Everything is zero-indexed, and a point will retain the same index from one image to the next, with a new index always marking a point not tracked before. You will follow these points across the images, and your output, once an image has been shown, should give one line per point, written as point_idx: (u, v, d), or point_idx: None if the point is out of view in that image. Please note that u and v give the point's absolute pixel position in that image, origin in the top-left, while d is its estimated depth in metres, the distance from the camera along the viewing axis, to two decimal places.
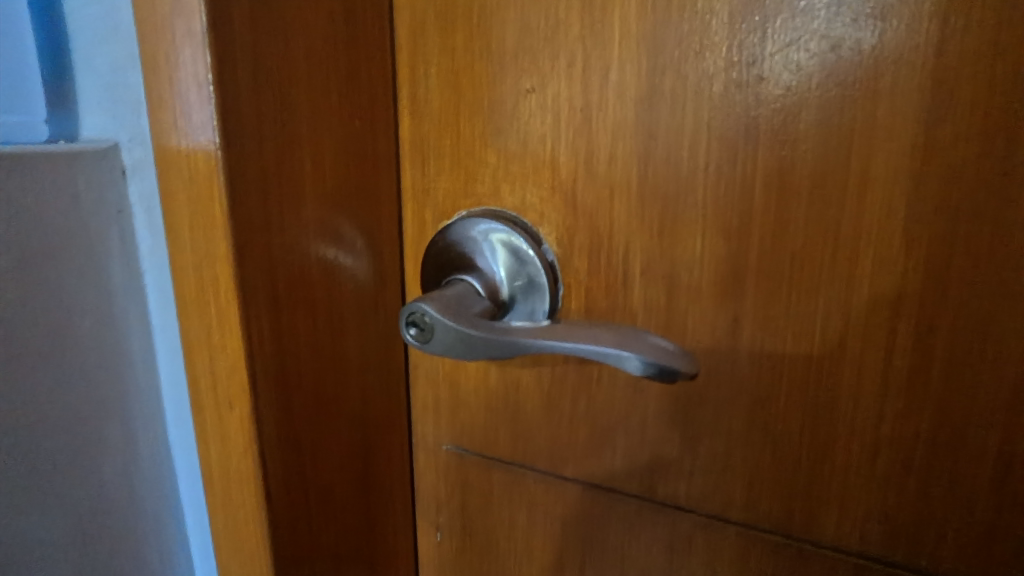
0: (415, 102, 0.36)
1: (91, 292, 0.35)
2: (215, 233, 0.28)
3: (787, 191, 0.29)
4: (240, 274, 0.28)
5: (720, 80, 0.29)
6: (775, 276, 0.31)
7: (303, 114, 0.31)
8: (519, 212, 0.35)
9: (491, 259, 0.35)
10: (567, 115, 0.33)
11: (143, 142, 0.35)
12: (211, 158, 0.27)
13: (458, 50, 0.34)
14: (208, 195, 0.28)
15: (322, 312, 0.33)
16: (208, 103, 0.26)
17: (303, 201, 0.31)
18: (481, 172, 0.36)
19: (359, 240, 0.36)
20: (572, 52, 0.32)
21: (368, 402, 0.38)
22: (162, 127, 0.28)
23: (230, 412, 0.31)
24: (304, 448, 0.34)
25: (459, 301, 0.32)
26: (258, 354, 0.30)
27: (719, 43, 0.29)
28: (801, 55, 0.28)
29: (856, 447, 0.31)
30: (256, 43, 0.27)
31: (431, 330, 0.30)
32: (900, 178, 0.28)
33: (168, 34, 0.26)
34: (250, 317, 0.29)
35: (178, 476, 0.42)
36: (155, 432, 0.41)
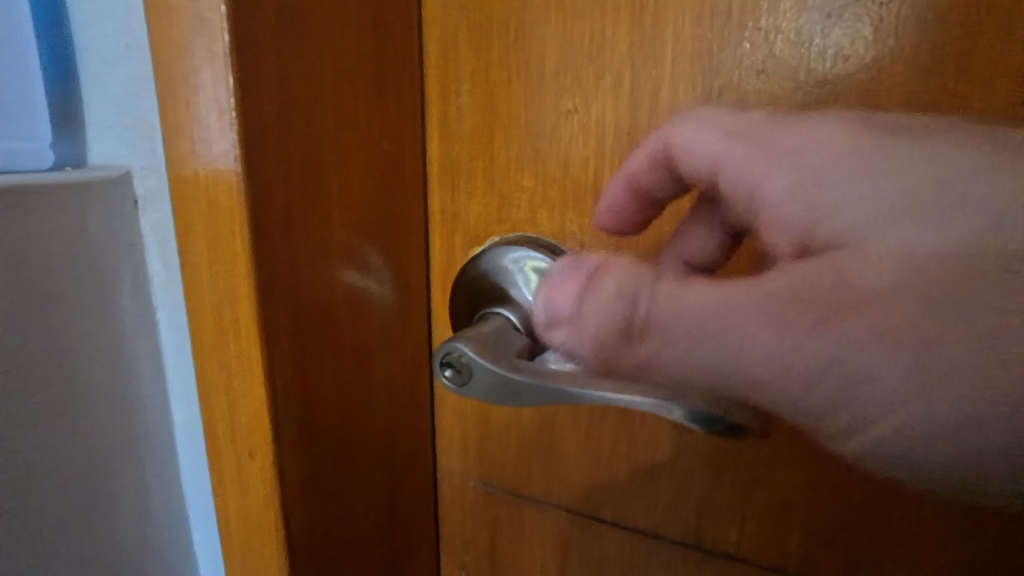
0: (445, 121, 0.34)
1: (101, 330, 0.33)
2: (237, 268, 0.26)
3: None
4: (264, 313, 0.26)
5: (786, 103, 0.27)
6: None
7: (330, 137, 0.28)
8: (559, 238, 0.33)
9: (526, 290, 0.32)
10: (612, 137, 0.30)
11: (157, 170, 0.32)
12: (233, 188, 0.25)
13: (493, 66, 0.32)
14: (230, 228, 0.25)
15: (348, 348, 0.31)
16: (230, 129, 0.24)
17: (329, 229, 0.29)
18: (516, 197, 0.33)
19: (386, 268, 0.33)
20: (619, 71, 0.29)
21: (394, 440, 0.36)
22: (179, 154, 0.26)
23: (252, 461, 0.29)
24: (329, 495, 0.31)
25: (498, 338, 0.30)
26: (282, 396, 0.28)
27: (785, 62, 0.27)
28: (878, 78, 0.26)
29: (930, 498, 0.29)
30: (281, 62, 0.25)
31: (469, 372, 0.28)
32: None
33: (187, 54, 0.24)
34: (273, 358, 0.27)
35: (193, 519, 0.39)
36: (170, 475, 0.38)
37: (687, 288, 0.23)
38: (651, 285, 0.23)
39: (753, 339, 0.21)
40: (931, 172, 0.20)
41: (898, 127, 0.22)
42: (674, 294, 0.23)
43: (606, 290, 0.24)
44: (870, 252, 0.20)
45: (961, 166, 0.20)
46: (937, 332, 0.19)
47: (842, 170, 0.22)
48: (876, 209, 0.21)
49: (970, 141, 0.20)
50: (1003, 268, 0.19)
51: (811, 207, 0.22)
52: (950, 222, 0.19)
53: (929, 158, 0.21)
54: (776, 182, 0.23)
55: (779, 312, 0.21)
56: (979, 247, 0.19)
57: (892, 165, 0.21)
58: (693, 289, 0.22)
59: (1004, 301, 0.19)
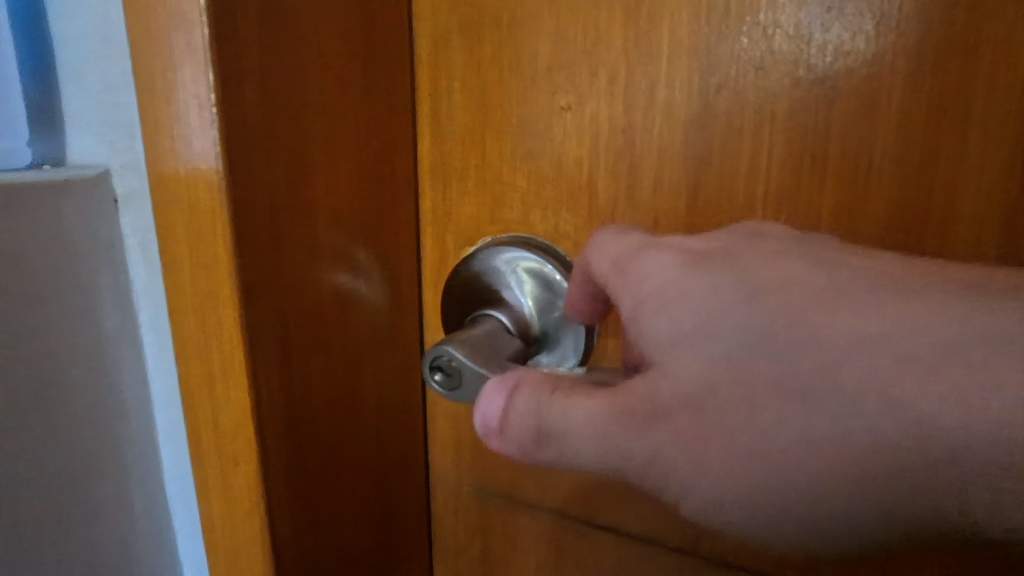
0: (437, 119, 0.33)
1: (81, 332, 0.32)
2: (220, 269, 0.25)
3: (857, 223, 0.27)
4: (248, 315, 0.25)
5: (785, 99, 0.26)
6: None
7: (317, 135, 0.27)
8: (552, 238, 0.32)
9: (519, 291, 0.32)
10: (607, 135, 0.30)
11: (137, 169, 0.32)
12: (214, 186, 0.24)
13: (485, 62, 0.31)
14: (211, 228, 0.25)
15: (337, 351, 0.30)
16: (211, 127, 0.23)
17: (316, 229, 0.28)
18: (510, 196, 0.32)
19: (376, 269, 0.32)
20: (613, 67, 0.29)
21: (385, 445, 0.35)
22: (161, 152, 0.25)
23: (236, 467, 0.28)
24: (316, 501, 0.30)
25: (489, 341, 0.29)
26: (266, 401, 0.27)
27: (783, 58, 0.26)
28: (878, 74, 0.25)
29: None
30: (265, 57, 0.24)
31: (460, 375, 0.27)
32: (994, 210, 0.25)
33: (166, 48, 0.23)
34: (257, 362, 0.26)
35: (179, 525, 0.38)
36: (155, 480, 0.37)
37: (566, 400, 0.24)
38: (541, 402, 0.24)
39: (619, 434, 0.23)
40: (742, 283, 0.23)
41: (727, 249, 0.24)
42: (564, 408, 0.24)
43: (521, 412, 0.24)
44: (681, 365, 0.23)
45: (771, 275, 0.23)
46: (778, 418, 0.21)
47: (688, 287, 0.23)
48: (710, 318, 0.23)
49: (768, 251, 0.24)
50: (794, 367, 0.22)
51: (653, 322, 0.24)
52: (757, 320, 0.22)
53: (743, 269, 0.23)
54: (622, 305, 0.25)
55: (633, 411, 0.23)
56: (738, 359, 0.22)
57: (716, 273, 0.23)
58: (567, 401, 0.24)
59: (780, 397, 0.22)
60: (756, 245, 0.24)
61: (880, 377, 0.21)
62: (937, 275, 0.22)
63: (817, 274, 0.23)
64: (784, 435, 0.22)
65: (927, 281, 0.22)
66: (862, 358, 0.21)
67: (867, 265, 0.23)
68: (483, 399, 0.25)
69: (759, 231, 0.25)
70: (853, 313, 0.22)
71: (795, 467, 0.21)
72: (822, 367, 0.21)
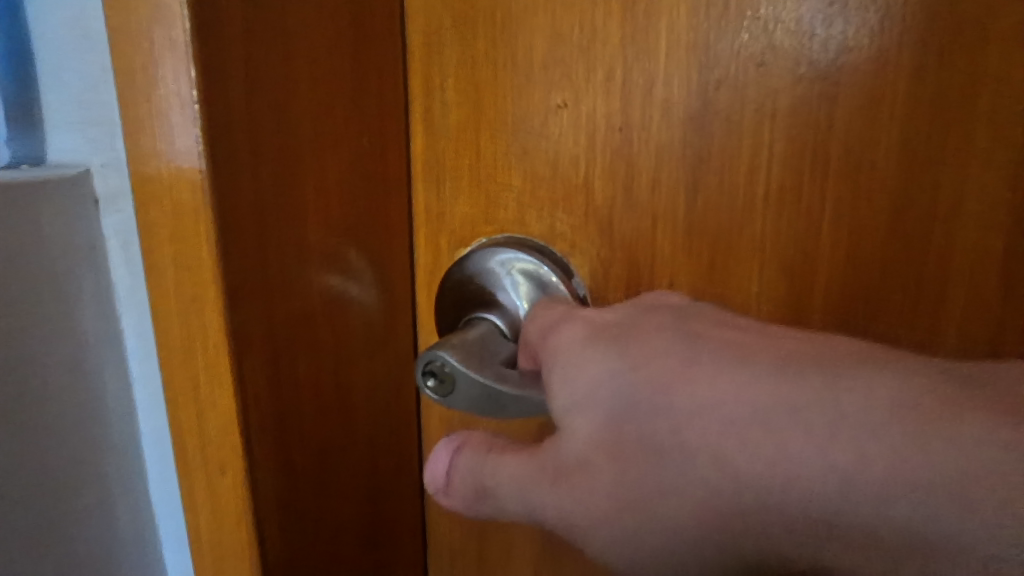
0: (429, 117, 0.32)
1: (62, 337, 0.31)
2: (204, 272, 0.24)
3: (861, 224, 0.26)
4: (234, 319, 0.25)
5: (786, 96, 0.26)
6: (846, 320, 0.27)
7: (307, 134, 0.27)
8: (548, 239, 0.31)
9: (515, 295, 0.31)
10: (603, 134, 0.29)
11: (119, 169, 0.31)
12: (197, 186, 0.23)
13: (479, 59, 0.30)
14: (195, 231, 0.24)
15: (327, 356, 0.30)
16: (194, 125, 0.22)
17: (306, 231, 0.27)
18: (504, 197, 0.32)
19: (368, 271, 0.32)
20: (609, 64, 0.28)
21: (377, 452, 0.34)
22: (142, 152, 0.24)
23: (223, 477, 0.27)
24: (307, 512, 0.30)
25: (483, 346, 0.28)
26: (254, 407, 0.26)
27: (784, 54, 0.25)
28: (881, 71, 0.24)
29: None
30: (252, 53, 0.24)
31: (452, 382, 0.27)
32: (999, 211, 0.25)
33: (146, 44, 0.23)
34: (244, 367, 0.25)
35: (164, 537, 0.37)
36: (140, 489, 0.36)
37: (501, 456, 0.24)
38: (479, 459, 0.25)
39: (540, 489, 0.23)
40: (618, 352, 0.22)
41: (617, 319, 0.24)
42: (496, 466, 0.24)
43: (464, 468, 0.25)
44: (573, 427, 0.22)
45: (645, 345, 0.22)
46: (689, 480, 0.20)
47: (573, 357, 0.23)
48: (588, 389, 0.22)
49: (652, 325, 0.23)
50: (650, 435, 0.21)
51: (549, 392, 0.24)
52: (627, 390, 0.21)
53: (624, 338, 0.23)
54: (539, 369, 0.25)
55: (548, 468, 0.23)
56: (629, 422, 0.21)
57: (600, 343, 0.23)
58: (501, 457, 0.24)
59: (637, 465, 0.21)
60: (650, 314, 0.24)
61: (717, 442, 0.20)
62: (792, 345, 0.21)
63: (683, 346, 0.22)
64: (639, 503, 0.21)
65: (777, 358, 0.21)
66: (705, 426, 0.20)
67: (730, 335, 0.22)
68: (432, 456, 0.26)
69: (654, 306, 0.24)
70: (706, 383, 0.21)
71: (644, 524, 0.21)
72: (673, 435, 0.20)
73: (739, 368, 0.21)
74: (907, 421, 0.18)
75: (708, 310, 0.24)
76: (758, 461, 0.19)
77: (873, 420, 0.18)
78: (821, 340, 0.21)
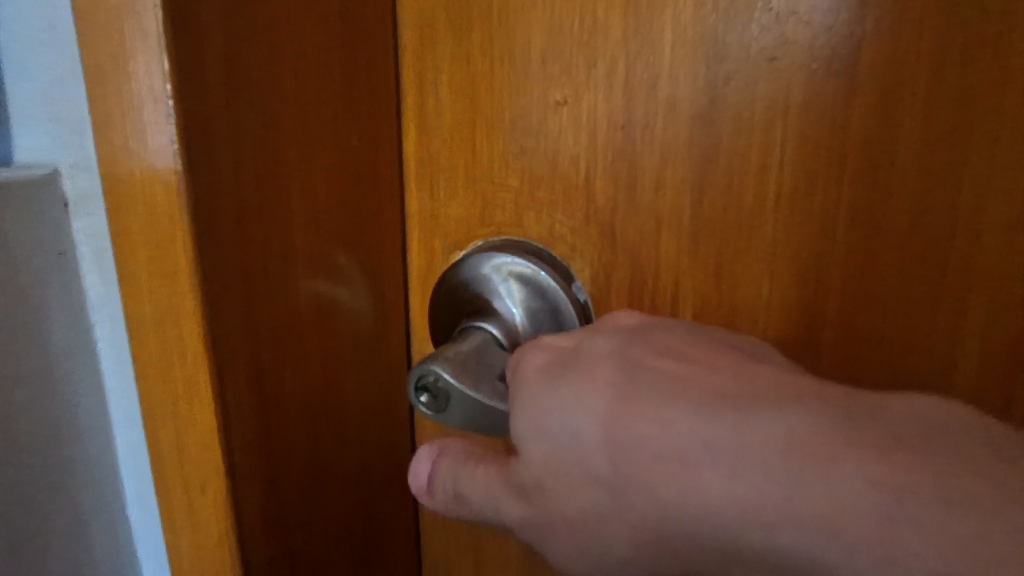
0: (423, 114, 0.31)
1: (29, 347, 0.30)
2: (181, 279, 0.23)
3: (876, 227, 0.25)
4: (214, 329, 0.23)
5: (799, 92, 0.24)
6: (861, 328, 0.26)
7: (291, 132, 0.25)
8: (547, 242, 0.30)
9: (510, 301, 0.29)
10: (605, 132, 0.28)
11: (89, 168, 0.29)
12: (172, 188, 0.22)
13: (474, 53, 0.29)
14: (170, 236, 0.22)
15: (315, 364, 0.28)
16: (168, 123, 0.21)
17: (291, 234, 0.26)
18: (501, 198, 0.30)
19: (358, 275, 0.30)
20: (612, 58, 0.27)
21: (368, 464, 0.33)
22: (113, 151, 0.23)
23: (203, 496, 0.25)
24: (293, 528, 0.28)
25: (479, 357, 0.27)
26: (237, 422, 0.25)
27: (797, 47, 0.24)
28: (899, 65, 0.23)
29: None
30: (232, 46, 0.22)
31: (446, 398, 0.25)
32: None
33: (117, 34, 0.21)
34: (226, 381, 0.24)
35: (142, 556, 0.36)
36: (115, 506, 0.34)
37: (475, 468, 0.24)
38: (457, 467, 0.25)
39: (505, 503, 0.23)
40: (567, 381, 0.22)
41: (573, 347, 0.23)
42: (470, 476, 0.24)
43: (443, 476, 0.25)
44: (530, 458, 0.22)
45: (593, 376, 0.22)
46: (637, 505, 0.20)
47: (526, 384, 0.23)
48: (535, 416, 0.22)
49: (596, 353, 0.22)
50: (587, 463, 0.21)
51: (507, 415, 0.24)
52: (573, 421, 0.21)
53: (578, 367, 0.22)
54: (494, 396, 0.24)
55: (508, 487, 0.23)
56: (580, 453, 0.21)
57: (552, 371, 0.23)
58: (475, 469, 0.24)
59: (582, 489, 0.21)
60: (608, 342, 0.23)
61: (643, 473, 0.20)
62: (727, 380, 0.21)
63: (629, 377, 0.22)
64: (580, 521, 0.21)
65: (704, 395, 0.21)
66: (634, 458, 0.20)
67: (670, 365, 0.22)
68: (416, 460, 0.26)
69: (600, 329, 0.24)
70: (643, 417, 0.21)
71: (587, 538, 0.21)
72: (607, 466, 0.21)
73: (669, 403, 0.21)
74: (793, 456, 0.19)
75: (677, 336, 0.24)
76: (673, 488, 0.20)
77: (808, 449, 0.19)
78: (756, 379, 0.21)
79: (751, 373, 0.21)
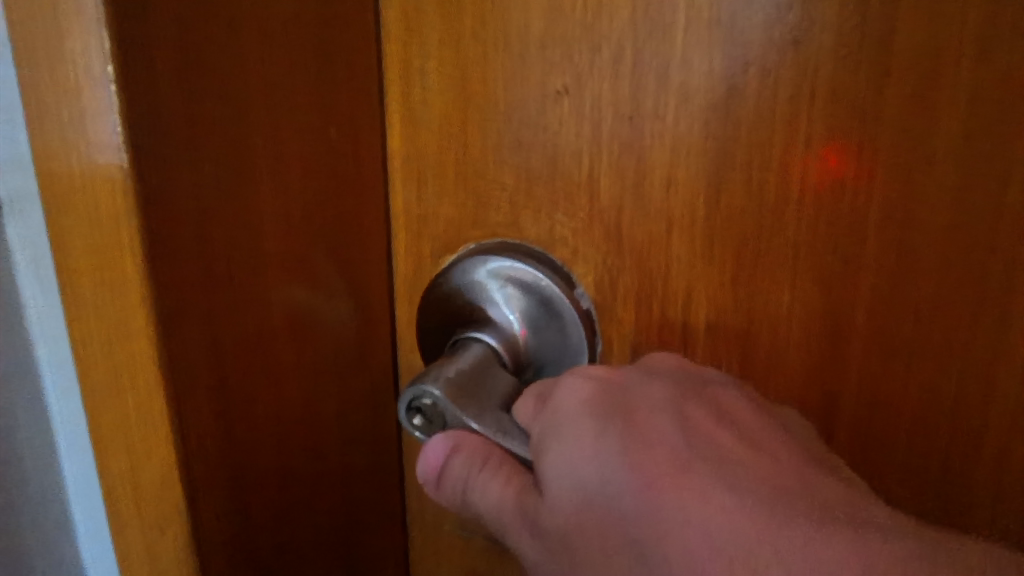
0: (409, 104, 0.28)
1: None
2: (130, 293, 0.20)
3: (912, 228, 0.22)
4: (169, 346, 0.20)
5: (826, 79, 0.22)
6: (893, 339, 0.23)
7: (260, 123, 0.23)
8: (546, 245, 0.27)
9: (508, 308, 0.27)
10: (610, 124, 0.25)
11: (22, 165, 0.25)
12: (117, 185, 0.19)
13: (465, 37, 0.26)
14: (118, 242, 0.19)
15: (289, 382, 0.25)
16: (109, 110, 0.18)
17: (259, 238, 0.23)
18: (495, 196, 0.28)
19: (338, 282, 0.28)
20: (618, 42, 0.24)
21: (350, 489, 0.30)
22: (50, 146, 0.20)
23: (161, 536, 0.22)
24: (266, 565, 0.25)
25: (478, 377, 0.24)
26: (198, 456, 0.22)
27: (823, 28, 0.22)
28: (940, 48, 0.21)
29: (987, 529, 0.25)
30: (185, 23, 0.19)
31: (444, 423, 0.23)
32: None
33: (48, 8, 0.18)
34: (186, 405, 0.21)
35: None
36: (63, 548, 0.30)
37: (491, 478, 0.22)
38: (470, 472, 0.22)
39: (514, 530, 0.21)
40: (614, 431, 0.20)
41: (621, 383, 0.22)
42: (486, 485, 0.22)
43: (456, 474, 0.22)
44: (559, 502, 0.20)
45: (643, 432, 0.20)
46: None
47: (566, 411, 0.21)
48: (570, 449, 0.20)
49: (649, 404, 0.21)
50: (623, 526, 0.19)
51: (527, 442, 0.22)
52: (610, 473, 0.19)
53: (626, 408, 0.21)
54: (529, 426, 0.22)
55: (525, 518, 0.21)
56: (613, 505, 0.19)
57: (596, 407, 0.21)
58: (494, 480, 0.22)
59: (611, 554, 0.19)
60: (658, 388, 0.22)
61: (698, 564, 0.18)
62: (773, 467, 0.20)
63: (680, 441, 0.20)
64: (584, 574, 0.20)
65: (758, 480, 0.19)
66: (679, 534, 0.18)
67: (721, 437, 0.21)
68: (427, 441, 0.23)
69: (652, 372, 0.23)
70: (694, 489, 0.19)
71: None
72: (649, 532, 0.18)
73: (713, 466, 0.20)
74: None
75: (723, 393, 0.23)
76: None
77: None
78: (811, 476, 0.20)
79: (794, 463, 0.21)
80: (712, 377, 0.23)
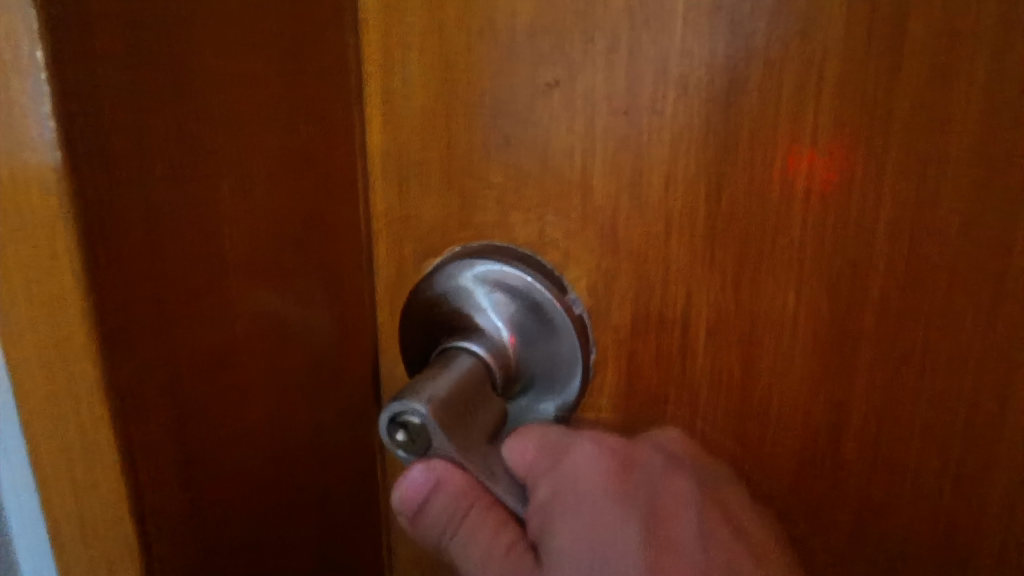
0: (389, 98, 0.26)
1: None
2: (68, 300, 0.17)
3: (924, 229, 0.21)
4: (115, 368, 0.17)
5: (833, 70, 0.21)
6: (904, 344, 0.22)
7: (221, 114, 0.21)
8: (536, 247, 0.26)
9: (495, 315, 0.25)
10: (605, 118, 0.24)
11: None
12: (44, 184, 0.16)
13: (449, 25, 0.25)
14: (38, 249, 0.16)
15: (257, 396, 0.23)
16: (36, 95, 0.15)
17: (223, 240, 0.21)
18: (482, 196, 0.26)
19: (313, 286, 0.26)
20: (613, 32, 0.23)
21: (326, 508, 0.28)
22: None
23: None
24: None
25: (468, 395, 0.22)
26: (152, 490, 0.19)
27: (832, 15, 0.21)
28: (949, 41, 0.20)
29: (993, 537, 0.24)
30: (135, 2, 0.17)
31: (428, 445, 0.21)
32: None
33: None
34: (134, 435, 0.18)
35: None
36: None
37: (479, 526, 0.21)
38: (455, 514, 0.22)
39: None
40: (633, 525, 0.21)
41: (639, 459, 0.23)
42: (472, 532, 0.21)
43: (434, 513, 0.22)
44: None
45: (659, 535, 0.21)
46: None
47: (586, 484, 0.22)
48: (591, 535, 0.21)
49: (673, 496, 0.22)
50: None
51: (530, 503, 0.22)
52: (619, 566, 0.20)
53: (641, 490, 0.22)
54: (538, 486, 0.22)
55: None
56: None
57: (619, 497, 0.22)
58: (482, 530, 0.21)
59: None
60: (669, 466, 0.23)
61: None
62: None
63: (687, 545, 0.21)
64: None
65: None
66: None
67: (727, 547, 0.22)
68: (404, 472, 0.22)
69: (677, 461, 0.23)
70: None
71: None
72: None
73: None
74: None
75: (733, 497, 0.23)
76: None
77: None
78: None
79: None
80: (720, 471, 0.24)
